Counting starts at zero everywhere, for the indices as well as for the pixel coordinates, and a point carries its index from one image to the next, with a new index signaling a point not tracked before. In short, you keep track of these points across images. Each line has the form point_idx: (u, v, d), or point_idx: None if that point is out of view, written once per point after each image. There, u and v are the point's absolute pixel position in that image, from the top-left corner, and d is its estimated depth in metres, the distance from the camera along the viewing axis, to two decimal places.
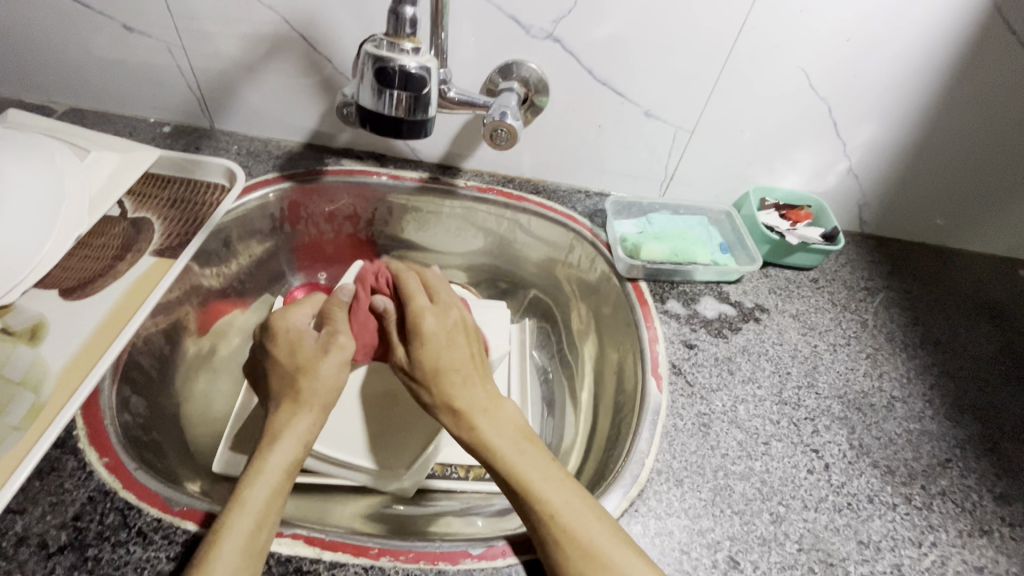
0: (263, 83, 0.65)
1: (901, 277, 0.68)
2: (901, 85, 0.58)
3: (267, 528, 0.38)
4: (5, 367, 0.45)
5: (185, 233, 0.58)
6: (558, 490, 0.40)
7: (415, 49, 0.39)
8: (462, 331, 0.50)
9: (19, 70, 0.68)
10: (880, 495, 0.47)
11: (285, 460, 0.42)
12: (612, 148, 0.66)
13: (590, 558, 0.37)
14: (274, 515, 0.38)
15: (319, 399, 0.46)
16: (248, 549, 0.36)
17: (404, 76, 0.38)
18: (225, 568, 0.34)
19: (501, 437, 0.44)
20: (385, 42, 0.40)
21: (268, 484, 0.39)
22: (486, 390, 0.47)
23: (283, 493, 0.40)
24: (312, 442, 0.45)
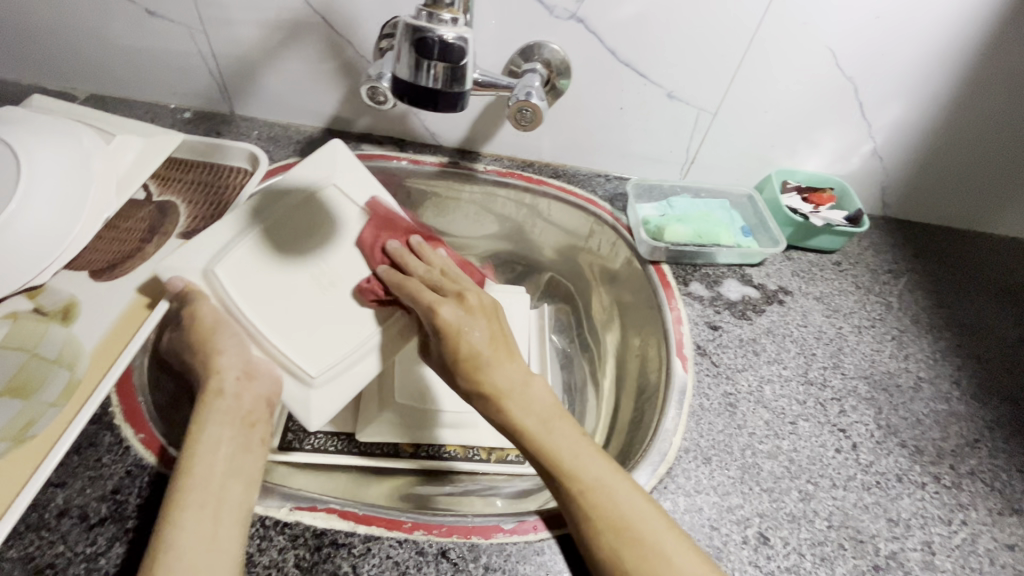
0: (284, 68, 0.65)
1: (925, 261, 0.67)
2: (929, 65, 0.57)
3: (224, 487, 0.38)
4: (40, 346, 0.45)
5: (209, 217, 0.58)
6: (593, 468, 0.40)
7: (454, 19, 0.39)
8: (486, 312, 0.48)
9: (41, 57, 0.69)
10: (908, 474, 0.47)
11: (216, 430, 0.42)
12: (633, 131, 0.66)
13: (616, 525, 0.37)
14: (227, 477, 0.39)
15: (227, 385, 0.45)
16: (205, 508, 0.37)
17: (443, 46, 0.38)
18: (183, 530, 0.35)
19: (531, 416, 0.42)
20: (423, 10, 0.39)
21: (207, 454, 0.40)
22: (517, 368, 0.45)
23: (232, 457, 0.40)
24: (249, 413, 0.44)
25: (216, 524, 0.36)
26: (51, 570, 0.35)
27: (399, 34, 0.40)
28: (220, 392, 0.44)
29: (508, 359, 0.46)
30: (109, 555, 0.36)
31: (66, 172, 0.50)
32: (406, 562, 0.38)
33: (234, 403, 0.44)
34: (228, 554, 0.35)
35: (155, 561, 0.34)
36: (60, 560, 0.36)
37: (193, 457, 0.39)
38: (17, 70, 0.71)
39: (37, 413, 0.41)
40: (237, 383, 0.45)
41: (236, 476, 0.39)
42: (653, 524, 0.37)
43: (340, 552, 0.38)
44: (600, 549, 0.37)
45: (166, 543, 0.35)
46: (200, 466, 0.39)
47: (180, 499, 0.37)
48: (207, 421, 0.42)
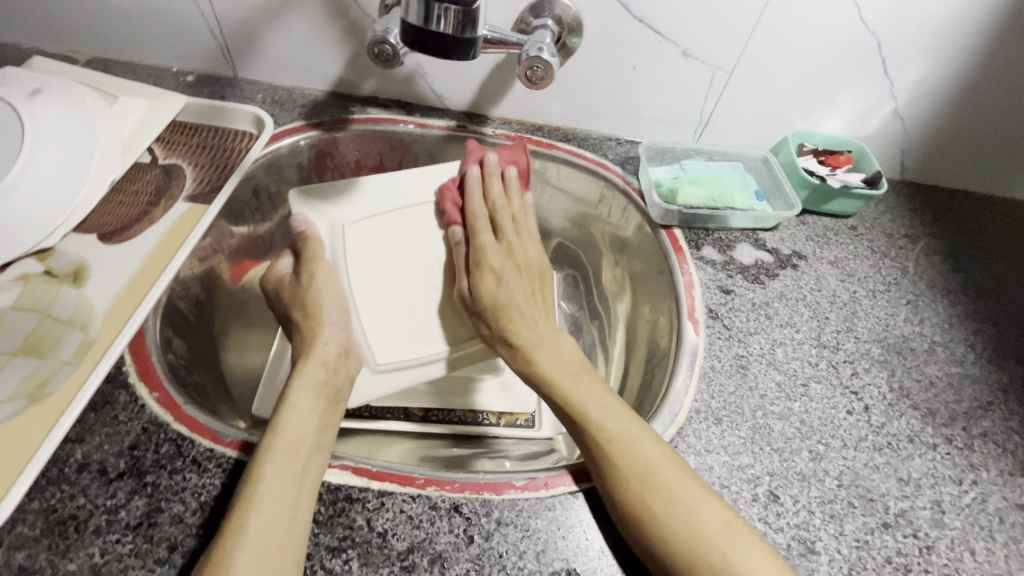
0: (287, 27, 0.64)
1: (943, 225, 0.66)
2: (959, 16, 0.54)
3: (311, 455, 0.39)
4: (53, 306, 0.45)
5: (216, 180, 0.58)
6: (624, 423, 0.41)
7: None
8: (531, 273, 0.52)
9: (39, 19, 0.67)
10: (920, 435, 0.47)
11: (310, 399, 0.44)
12: (645, 91, 0.64)
13: (659, 490, 0.37)
14: (315, 445, 0.40)
15: (326, 356, 0.48)
16: (293, 473, 0.37)
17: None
18: (272, 486, 0.36)
19: (557, 367, 0.45)
20: None
21: (299, 420, 0.42)
22: (548, 327, 0.49)
23: (322, 429, 0.42)
24: (336, 390, 0.47)
25: (299, 492, 0.37)
26: (73, 521, 0.36)
27: None
28: (316, 362, 0.47)
29: (545, 316, 0.50)
30: (130, 507, 0.37)
31: (68, 134, 0.49)
32: (419, 516, 0.39)
33: (325, 379, 0.46)
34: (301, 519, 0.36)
35: (244, 514, 0.35)
36: (81, 511, 0.36)
37: (286, 418, 0.41)
38: (16, 32, 0.70)
39: (51, 371, 0.42)
40: (331, 359, 0.48)
41: (322, 447, 0.40)
42: (676, 474, 0.38)
43: (354, 506, 0.39)
44: (623, 498, 0.38)
45: (254, 496, 0.35)
46: (293, 427, 0.41)
47: (268, 459, 0.37)
48: (301, 390, 0.44)
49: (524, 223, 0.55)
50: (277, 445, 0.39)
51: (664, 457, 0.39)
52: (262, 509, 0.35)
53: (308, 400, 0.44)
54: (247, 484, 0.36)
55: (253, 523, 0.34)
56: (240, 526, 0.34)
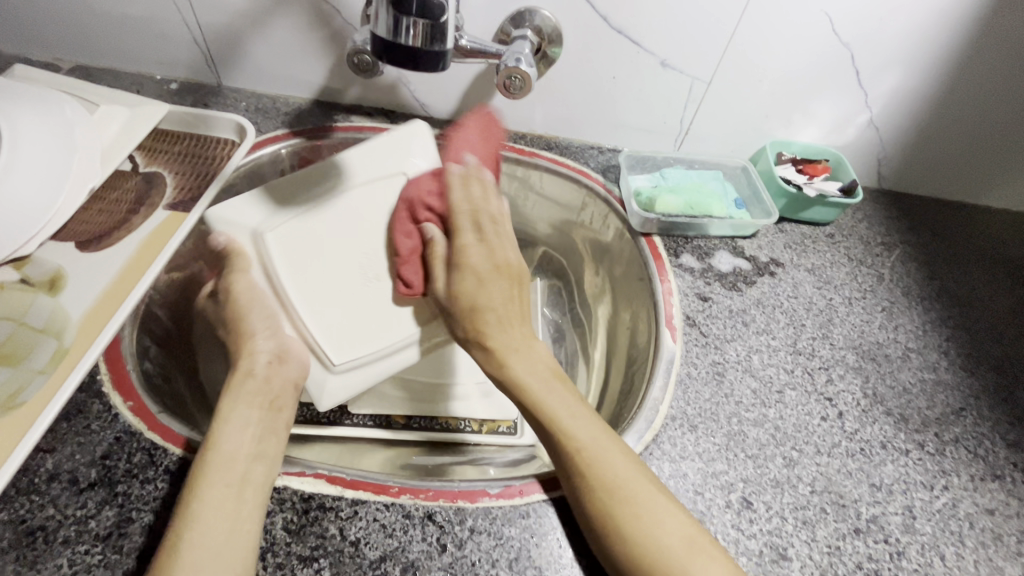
0: (271, 37, 0.64)
1: (919, 233, 0.67)
2: (930, 29, 0.56)
3: (250, 467, 0.39)
4: (28, 315, 0.45)
5: (197, 187, 0.58)
6: (591, 432, 0.40)
7: None
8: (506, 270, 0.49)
9: (23, 27, 0.67)
10: (893, 441, 0.48)
11: (243, 412, 0.43)
12: (625, 100, 0.65)
13: (611, 488, 0.37)
14: (253, 457, 0.39)
15: (259, 366, 0.47)
16: (229, 486, 0.37)
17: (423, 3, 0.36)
18: (208, 504, 0.35)
19: (533, 376, 0.44)
20: None
21: (233, 434, 0.40)
22: (521, 332, 0.47)
23: (259, 439, 0.41)
24: (276, 399, 0.46)
25: (241, 504, 0.36)
26: (42, 532, 0.36)
27: None
28: (252, 373, 0.46)
29: (521, 320, 0.48)
30: (100, 517, 0.36)
31: (47, 143, 0.49)
32: (392, 525, 0.39)
33: (262, 390, 0.45)
34: (246, 532, 0.35)
35: (179, 533, 0.34)
36: (51, 522, 0.36)
37: (222, 434, 0.40)
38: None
39: (24, 380, 0.41)
40: (267, 366, 0.47)
41: (262, 457, 0.40)
42: (636, 478, 0.38)
43: (327, 515, 0.38)
44: (592, 510, 0.37)
45: (190, 515, 0.35)
46: (228, 442, 0.40)
47: (200, 475, 0.37)
48: (237, 403, 0.43)
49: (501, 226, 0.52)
50: (210, 459, 0.38)
51: (629, 464, 0.39)
52: (199, 525, 0.34)
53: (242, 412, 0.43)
54: (184, 503, 0.36)
55: (190, 541, 0.34)
56: (176, 545, 0.34)
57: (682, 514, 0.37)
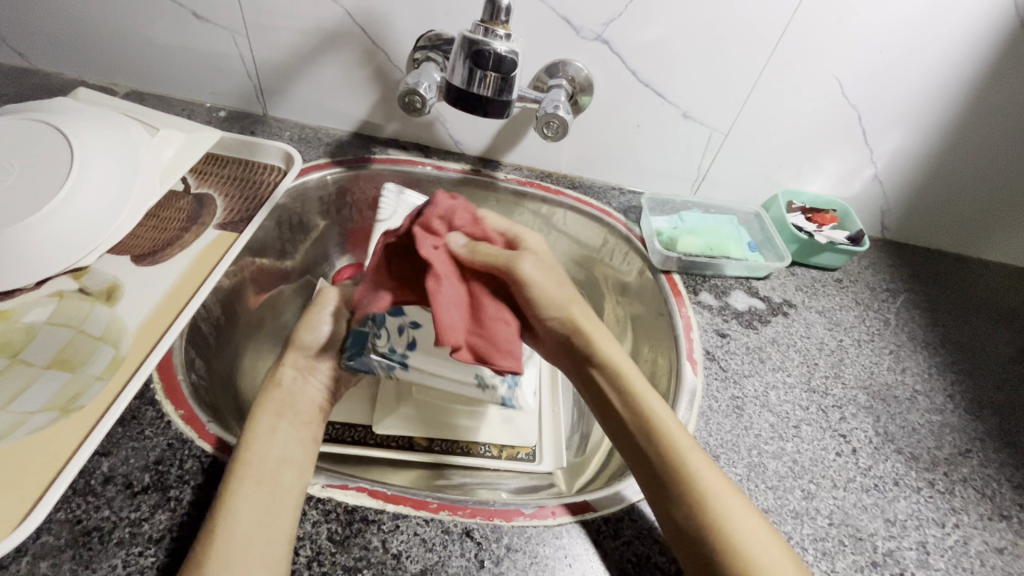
0: (321, 74, 0.69)
1: (921, 281, 0.71)
2: (930, 95, 0.61)
3: (282, 467, 0.41)
4: (87, 324, 0.48)
5: (245, 210, 0.61)
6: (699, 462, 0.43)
7: (508, 34, 0.43)
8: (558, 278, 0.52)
9: (87, 53, 0.72)
10: (904, 479, 0.50)
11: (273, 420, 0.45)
12: (647, 147, 0.70)
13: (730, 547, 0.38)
14: (284, 458, 0.42)
15: (285, 379, 0.51)
16: (265, 483, 0.39)
17: (499, 58, 0.42)
18: (247, 495, 0.38)
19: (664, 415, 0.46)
20: (481, 27, 0.43)
21: (266, 439, 0.43)
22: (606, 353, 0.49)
23: (291, 445, 0.44)
24: (301, 411, 0.49)
25: (274, 497, 0.38)
26: (97, 532, 0.37)
27: (455, 47, 0.44)
28: (279, 385, 0.50)
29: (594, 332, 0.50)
30: (153, 520, 0.38)
31: (116, 163, 0.53)
32: (432, 539, 0.40)
33: (290, 402, 0.49)
34: (282, 523, 0.37)
35: (216, 522, 0.36)
36: (105, 523, 0.37)
37: (256, 434, 0.43)
38: (62, 64, 0.74)
39: (83, 385, 0.43)
40: (293, 381, 0.51)
41: (294, 459, 0.42)
42: (718, 483, 0.42)
43: (369, 528, 0.40)
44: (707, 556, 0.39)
45: (227, 507, 0.37)
46: (263, 441, 0.42)
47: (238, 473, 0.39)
48: (268, 407, 0.47)
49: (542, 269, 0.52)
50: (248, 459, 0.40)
51: (715, 474, 0.43)
52: (239, 517, 0.36)
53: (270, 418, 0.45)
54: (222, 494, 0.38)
55: (228, 527, 0.36)
56: (215, 530, 0.36)
57: (747, 513, 0.41)
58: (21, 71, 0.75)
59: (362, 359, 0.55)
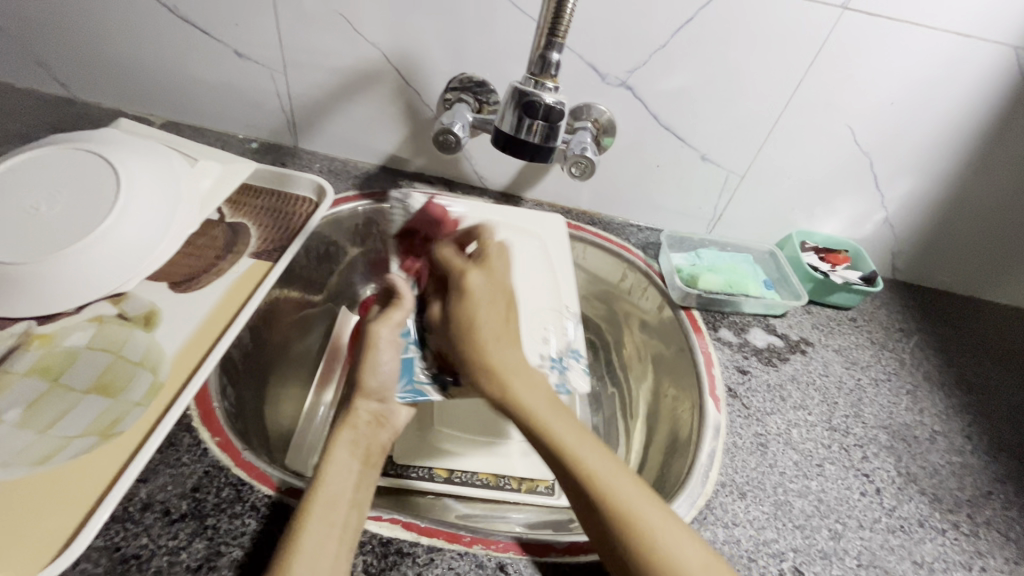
0: (352, 111, 0.72)
1: (933, 322, 0.73)
2: (938, 144, 0.64)
3: (349, 513, 0.40)
4: (125, 348, 0.49)
5: (278, 239, 0.63)
6: (579, 441, 0.43)
7: (556, 88, 0.46)
8: (508, 297, 0.53)
9: (127, 86, 0.75)
10: (929, 520, 0.50)
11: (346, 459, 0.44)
12: (666, 186, 0.72)
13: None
14: (353, 505, 0.40)
15: (359, 421, 0.48)
16: (332, 527, 0.38)
17: (548, 108, 0.45)
18: (313, 540, 0.37)
19: (579, 444, 0.43)
20: (531, 79, 0.47)
21: (338, 481, 0.41)
22: (516, 353, 0.48)
23: (360, 487, 0.42)
24: (373, 453, 0.46)
25: (339, 546, 0.37)
26: (135, 560, 0.37)
27: (504, 96, 0.48)
28: (353, 425, 0.47)
29: (511, 344, 0.49)
30: (190, 549, 0.38)
31: (160, 193, 0.55)
32: (467, 574, 0.40)
33: (364, 441, 0.46)
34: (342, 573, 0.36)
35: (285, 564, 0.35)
36: (144, 551, 0.37)
37: (327, 475, 0.41)
38: (103, 96, 0.77)
39: (123, 411, 0.44)
40: (367, 426, 0.48)
41: (361, 506, 0.41)
42: (599, 461, 0.42)
43: (405, 561, 0.40)
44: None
45: (297, 547, 0.36)
46: (333, 484, 0.41)
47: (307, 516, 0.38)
48: (342, 444, 0.45)
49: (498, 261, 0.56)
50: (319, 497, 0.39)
51: (614, 467, 0.42)
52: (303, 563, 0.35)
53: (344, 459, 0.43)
54: (288, 538, 0.37)
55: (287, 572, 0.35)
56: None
57: (650, 502, 0.41)
58: (61, 100, 0.78)
59: (415, 386, 0.53)
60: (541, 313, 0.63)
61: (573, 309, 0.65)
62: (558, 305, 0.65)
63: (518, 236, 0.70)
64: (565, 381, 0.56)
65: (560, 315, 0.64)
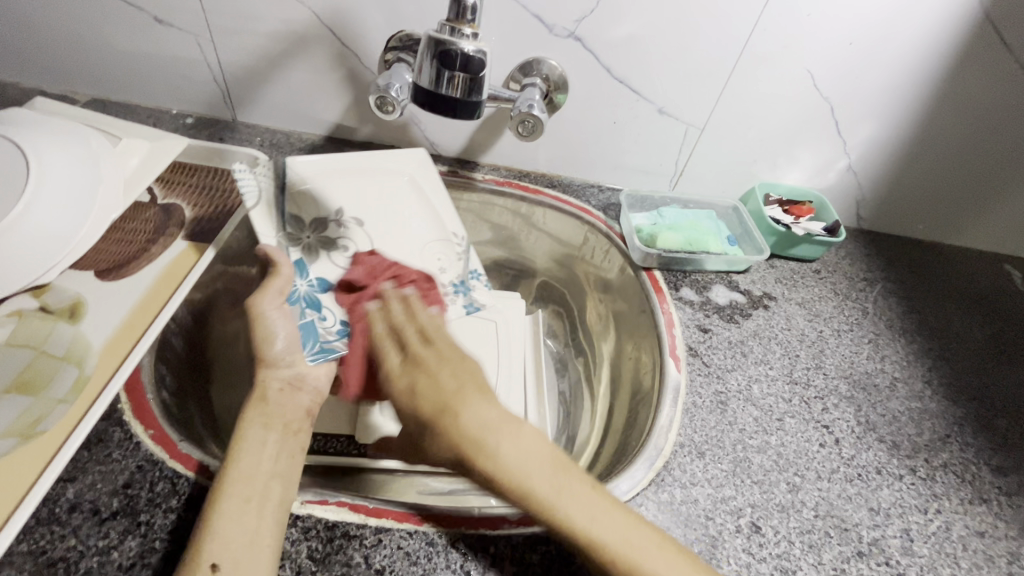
0: (289, 78, 0.68)
1: (896, 269, 0.72)
2: (900, 86, 0.62)
3: (269, 484, 0.39)
4: (48, 344, 0.46)
5: (215, 220, 0.60)
6: (574, 496, 0.39)
7: (474, 34, 0.43)
8: (463, 370, 0.49)
9: (43, 62, 0.70)
10: (887, 467, 0.50)
11: (262, 431, 0.42)
12: (624, 144, 0.69)
13: None
14: (271, 475, 0.39)
15: (272, 393, 0.46)
16: (249, 501, 0.37)
17: (465, 58, 0.42)
18: (229, 520, 0.36)
19: (535, 470, 0.41)
20: (447, 25, 0.43)
21: (253, 456, 0.40)
22: (495, 412, 0.45)
23: (278, 457, 0.41)
24: (290, 419, 0.45)
25: (259, 518, 0.36)
26: (63, 563, 0.35)
27: (422, 47, 0.44)
28: (265, 398, 0.45)
29: (477, 393, 0.47)
30: (123, 547, 0.36)
31: (74, 173, 0.50)
32: (416, 552, 0.39)
33: (279, 411, 0.45)
34: (261, 540, 0.36)
35: (199, 546, 0.34)
36: (72, 553, 0.36)
37: (242, 450, 0.40)
38: (18, 74, 0.72)
39: (46, 409, 0.42)
40: (280, 393, 0.46)
41: (281, 475, 0.40)
42: (608, 522, 0.38)
43: (352, 543, 0.39)
44: None
45: (210, 528, 0.35)
46: (248, 460, 0.40)
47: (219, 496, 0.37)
48: (255, 418, 0.43)
49: (435, 330, 0.54)
50: (235, 475, 0.38)
51: (590, 499, 0.40)
52: (216, 543, 0.35)
53: (261, 432, 0.42)
54: (202, 523, 0.36)
55: (208, 557, 0.34)
56: (195, 563, 0.34)
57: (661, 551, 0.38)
58: None
59: (323, 347, 0.53)
60: (430, 245, 0.65)
61: (460, 236, 0.66)
62: (443, 233, 0.66)
63: (384, 178, 0.66)
64: (471, 300, 0.64)
65: (448, 243, 0.66)
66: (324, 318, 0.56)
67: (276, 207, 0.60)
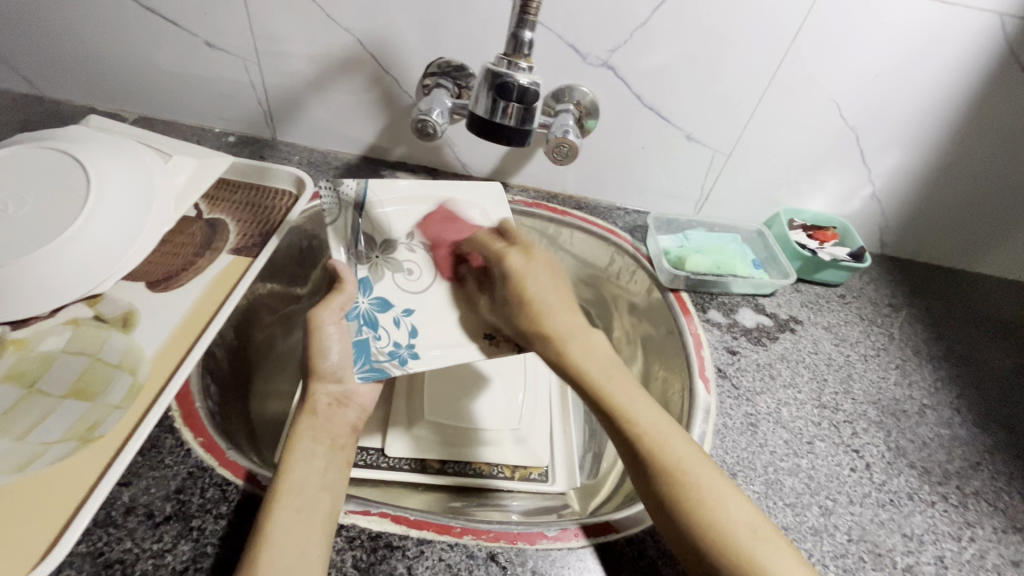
0: (329, 100, 0.70)
1: (920, 296, 0.72)
2: (924, 117, 0.63)
3: (319, 495, 0.40)
4: (102, 352, 0.48)
5: (258, 234, 0.62)
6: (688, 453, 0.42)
7: (529, 69, 0.46)
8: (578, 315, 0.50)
9: (97, 82, 0.73)
10: (918, 493, 0.51)
11: (313, 445, 0.45)
12: (651, 168, 0.71)
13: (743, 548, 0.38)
14: (320, 487, 0.41)
15: (320, 407, 0.49)
16: (300, 510, 0.39)
17: (521, 91, 0.44)
18: (286, 527, 0.37)
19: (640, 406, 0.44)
20: (503, 59, 0.46)
21: (304, 468, 0.42)
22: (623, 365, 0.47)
23: (327, 471, 0.43)
24: (337, 434, 0.48)
25: (312, 525, 0.38)
26: (119, 565, 0.36)
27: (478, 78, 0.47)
28: (314, 412, 0.48)
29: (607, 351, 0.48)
30: (176, 551, 0.37)
31: (131, 188, 0.53)
32: (457, 565, 0.40)
33: (326, 426, 0.48)
34: (310, 549, 0.37)
35: (257, 550, 0.36)
36: (128, 555, 0.37)
37: (294, 461, 0.42)
38: (72, 93, 0.75)
39: (101, 414, 0.44)
40: (327, 408, 0.49)
41: (330, 487, 0.41)
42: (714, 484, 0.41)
43: (394, 554, 0.40)
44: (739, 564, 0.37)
45: (266, 535, 0.37)
46: (298, 471, 0.41)
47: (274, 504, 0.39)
48: (305, 432, 0.46)
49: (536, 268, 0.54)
50: (289, 483, 0.40)
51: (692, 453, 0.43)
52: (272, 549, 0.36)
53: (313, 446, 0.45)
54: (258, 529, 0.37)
55: (266, 561, 0.35)
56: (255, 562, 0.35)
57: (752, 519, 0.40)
58: (30, 98, 0.76)
59: (374, 366, 0.50)
60: None
61: None
62: None
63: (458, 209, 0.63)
64: None
65: None
66: (378, 338, 0.53)
67: (352, 226, 0.59)
